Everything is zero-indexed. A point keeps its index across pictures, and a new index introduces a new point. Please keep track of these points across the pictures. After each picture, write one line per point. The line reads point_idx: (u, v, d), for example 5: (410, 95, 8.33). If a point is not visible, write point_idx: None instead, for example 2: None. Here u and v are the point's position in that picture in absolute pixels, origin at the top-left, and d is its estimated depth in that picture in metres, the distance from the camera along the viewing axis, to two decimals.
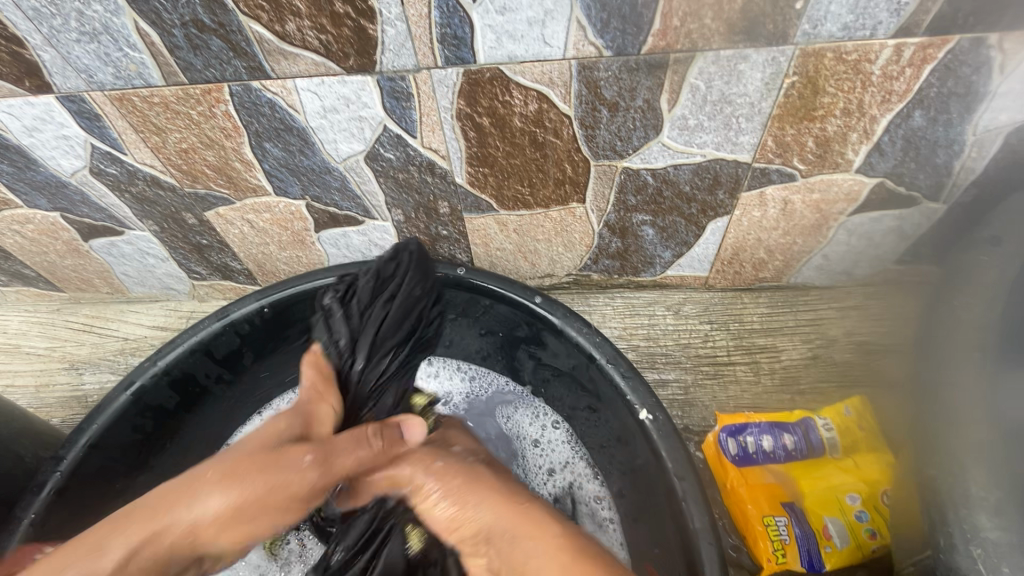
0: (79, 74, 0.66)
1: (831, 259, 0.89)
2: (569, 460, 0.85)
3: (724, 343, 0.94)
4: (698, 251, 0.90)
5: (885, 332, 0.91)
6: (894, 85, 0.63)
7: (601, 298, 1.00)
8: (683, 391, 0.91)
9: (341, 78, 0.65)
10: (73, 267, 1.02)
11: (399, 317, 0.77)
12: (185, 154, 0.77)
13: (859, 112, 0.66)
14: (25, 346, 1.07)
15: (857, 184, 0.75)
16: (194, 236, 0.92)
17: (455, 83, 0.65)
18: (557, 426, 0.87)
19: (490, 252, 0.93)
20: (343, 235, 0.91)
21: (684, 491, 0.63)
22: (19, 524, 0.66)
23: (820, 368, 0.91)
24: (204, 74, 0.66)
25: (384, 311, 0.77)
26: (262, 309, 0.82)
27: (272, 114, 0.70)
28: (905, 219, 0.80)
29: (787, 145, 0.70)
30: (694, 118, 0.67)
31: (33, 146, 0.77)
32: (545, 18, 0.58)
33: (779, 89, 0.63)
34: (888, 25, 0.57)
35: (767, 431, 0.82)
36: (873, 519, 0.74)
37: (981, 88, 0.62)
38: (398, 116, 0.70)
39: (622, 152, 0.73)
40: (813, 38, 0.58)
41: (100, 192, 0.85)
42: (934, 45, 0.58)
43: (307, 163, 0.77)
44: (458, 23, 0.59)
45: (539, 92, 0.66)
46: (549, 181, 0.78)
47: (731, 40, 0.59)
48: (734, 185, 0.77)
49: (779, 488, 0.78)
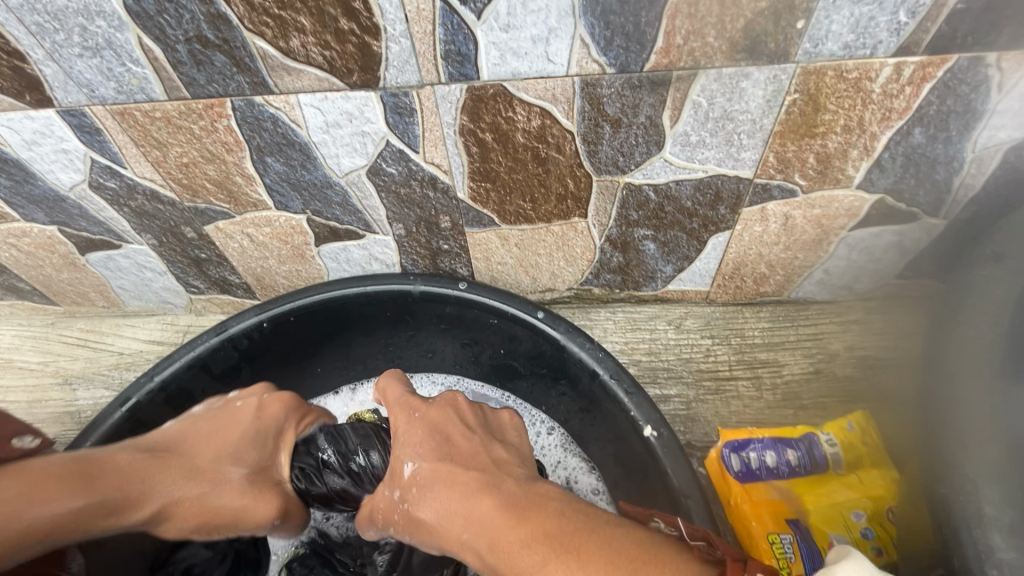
0: (81, 89, 0.66)
1: (832, 274, 0.89)
2: (561, 459, 0.85)
3: (726, 357, 0.94)
4: (699, 266, 0.90)
5: (887, 347, 0.91)
6: (895, 103, 0.63)
7: (602, 312, 0.99)
8: (685, 407, 0.90)
9: (345, 94, 0.65)
10: (69, 281, 1.01)
11: (441, 312, 0.85)
12: (186, 168, 0.76)
13: (859, 129, 0.66)
14: (17, 361, 1.05)
15: (857, 200, 0.75)
16: (192, 250, 0.92)
17: (458, 99, 0.65)
18: (551, 432, 0.86)
19: (492, 267, 0.92)
20: (343, 249, 0.90)
21: (691, 508, 0.62)
22: None
23: (822, 382, 0.90)
24: (207, 89, 0.66)
25: (430, 303, 0.84)
26: (261, 324, 0.81)
27: (274, 129, 0.70)
28: (904, 235, 0.80)
29: (788, 162, 0.71)
30: (696, 134, 0.68)
31: (32, 160, 0.77)
32: (549, 35, 0.58)
33: (780, 106, 0.64)
34: (888, 44, 0.57)
35: (770, 446, 0.82)
36: (879, 537, 0.73)
37: (979, 106, 0.63)
38: (401, 131, 0.70)
39: (624, 168, 0.73)
40: (814, 57, 0.59)
41: (99, 206, 0.84)
42: (934, 64, 0.59)
43: (309, 177, 0.77)
44: (462, 40, 0.59)
45: (541, 109, 0.66)
46: (550, 196, 0.78)
47: (734, 58, 0.59)
48: (736, 201, 0.77)
49: (782, 504, 0.77)
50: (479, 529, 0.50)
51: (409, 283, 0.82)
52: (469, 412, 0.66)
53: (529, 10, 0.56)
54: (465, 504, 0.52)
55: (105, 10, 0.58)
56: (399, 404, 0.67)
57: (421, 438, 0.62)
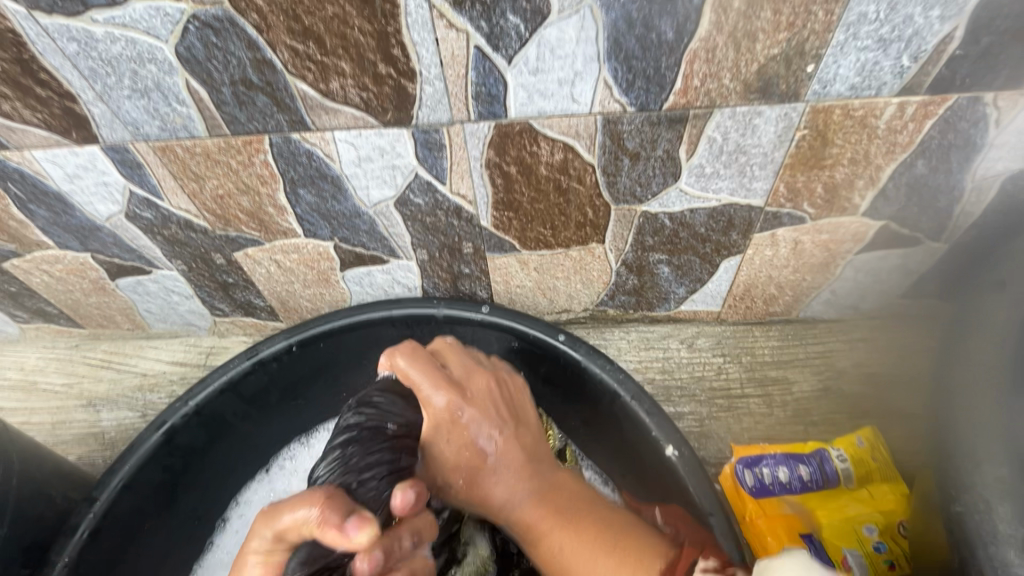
0: (126, 127, 0.70)
1: (839, 294, 0.92)
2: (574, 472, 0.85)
3: (737, 375, 0.97)
4: (711, 287, 0.93)
5: (892, 363, 0.95)
6: (898, 138, 0.67)
7: (616, 332, 1.02)
8: (699, 424, 0.93)
9: (378, 130, 0.69)
10: (96, 305, 1.04)
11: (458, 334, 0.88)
12: (221, 199, 0.80)
13: (865, 161, 0.70)
14: (42, 383, 1.07)
15: (863, 226, 0.79)
16: (220, 275, 0.95)
17: (486, 135, 0.69)
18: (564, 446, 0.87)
19: (510, 289, 0.95)
20: (367, 274, 0.93)
21: (714, 525, 0.64)
22: (52, 568, 0.67)
23: (830, 399, 0.93)
24: (247, 127, 0.69)
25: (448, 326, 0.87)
26: (290, 347, 0.84)
27: (308, 163, 0.73)
28: (909, 257, 0.84)
29: (797, 191, 0.74)
30: (711, 166, 0.71)
31: (72, 192, 0.80)
32: (574, 78, 0.62)
33: (791, 141, 0.68)
34: (892, 85, 0.61)
35: (782, 462, 0.84)
36: (890, 550, 0.76)
37: (978, 140, 0.67)
38: (430, 165, 0.73)
39: (641, 198, 0.76)
40: (823, 96, 0.63)
41: (133, 234, 0.87)
42: (935, 103, 0.63)
43: (339, 207, 0.80)
44: (493, 82, 0.63)
45: (565, 144, 0.70)
46: (570, 223, 0.81)
47: (747, 98, 0.63)
48: (747, 227, 0.80)
49: (796, 519, 0.80)
50: (517, 506, 0.62)
51: (433, 307, 0.86)
52: (498, 386, 0.68)
53: (557, 56, 0.60)
54: (509, 488, 0.63)
55: (157, 56, 0.62)
56: (432, 377, 0.66)
57: (462, 414, 0.64)
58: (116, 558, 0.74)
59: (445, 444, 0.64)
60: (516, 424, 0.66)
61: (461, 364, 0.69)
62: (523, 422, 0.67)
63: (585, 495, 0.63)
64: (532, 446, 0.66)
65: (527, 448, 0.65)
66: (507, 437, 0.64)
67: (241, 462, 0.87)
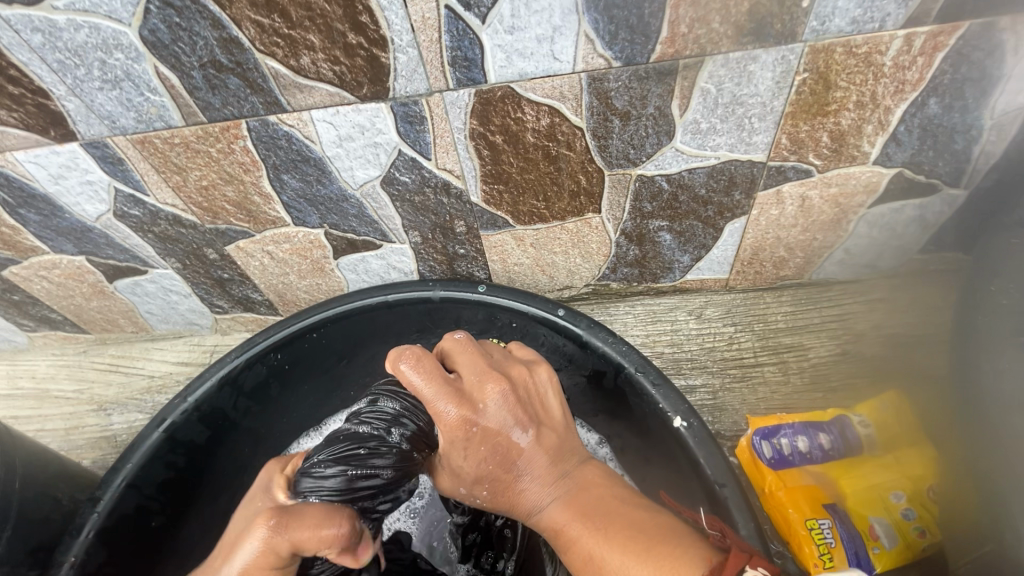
0: (102, 121, 0.69)
1: (854, 253, 0.88)
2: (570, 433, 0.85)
3: (750, 344, 0.93)
4: (716, 254, 0.89)
5: (916, 323, 0.90)
6: (907, 74, 0.63)
7: (621, 307, 0.99)
8: (712, 397, 0.89)
9: (355, 107, 0.66)
10: (98, 308, 1.04)
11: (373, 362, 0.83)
12: (206, 191, 0.78)
13: (872, 103, 0.65)
14: (54, 390, 1.07)
15: (875, 176, 0.75)
16: (215, 270, 0.94)
17: (467, 103, 0.66)
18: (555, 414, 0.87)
19: (508, 268, 0.93)
20: (361, 260, 0.92)
21: (727, 498, 0.61)
22: (80, 529, 0.67)
23: (849, 364, 0.89)
24: (222, 112, 0.67)
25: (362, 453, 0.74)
26: (283, 339, 0.82)
27: (289, 146, 0.71)
28: (927, 208, 0.79)
29: (801, 142, 0.70)
30: (706, 121, 0.67)
31: (59, 194, 0.79)
32: (553, 34, 0.59)
33: (791, 87, 0.63)
34: (896, 16, 0.57)
35: (801, 431, 0.80)
36: (920, 517, 0.72)
37: (995, 71, 0.62)
38: (412, 140, 0.70)
39: (636, 160, 0.73)
40: (822, 34, 0.58)
41: (124, 233, 0.86)
42: (945, 33, 0.58)
43: (324, 192, 0.78)
44: (468, 45, 0.60)
45: (550, 107, 0.66)
46: (563, 193, 0.78)
47: (740, 42, 0.59)
48: (751, 185, 0.76)
49: (818, 489, 0.76)
50: (551, 516, 0.54)
51: (428, 289, 0.83)
52: (517, 390, 0.57)
53: (532, 10, 0.57)
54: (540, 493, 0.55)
55: (122, 43, 0.60)
56: (440, 386, 0.55)
57: (489, 373, 0.57)
58: (133, 544, 0.72)
59: (464, 459, 0.56)
60: (539, 425, 0.57)
61: (505, 352, 0.64)
62: (547, 424, 0.58)
63: (616, 489, 0.55)
64: (557, 447, 0.58)
65: (553, 451, 0.57)
66: (534, 443, 0.56)
67: (246, 454, 0.85)
